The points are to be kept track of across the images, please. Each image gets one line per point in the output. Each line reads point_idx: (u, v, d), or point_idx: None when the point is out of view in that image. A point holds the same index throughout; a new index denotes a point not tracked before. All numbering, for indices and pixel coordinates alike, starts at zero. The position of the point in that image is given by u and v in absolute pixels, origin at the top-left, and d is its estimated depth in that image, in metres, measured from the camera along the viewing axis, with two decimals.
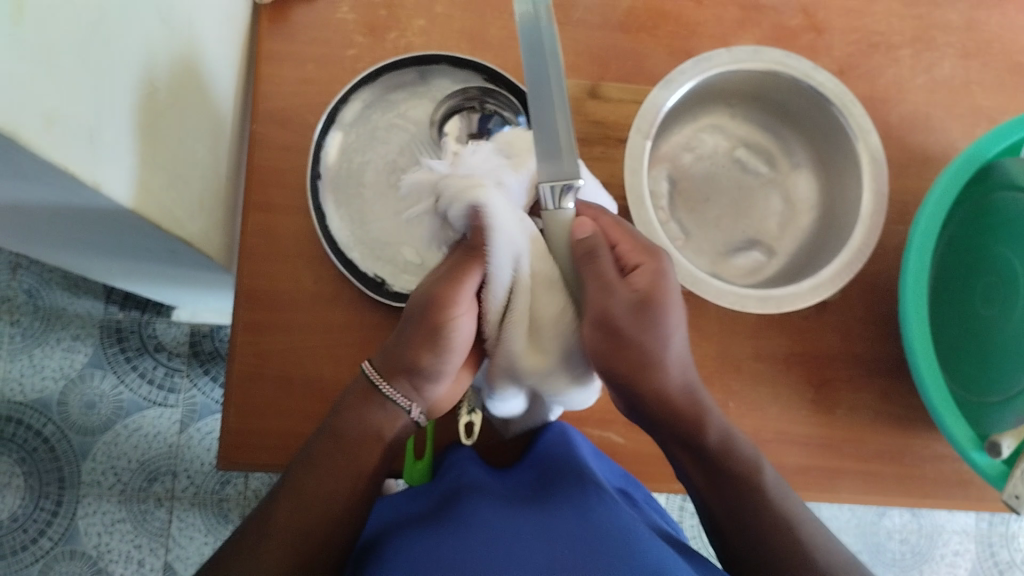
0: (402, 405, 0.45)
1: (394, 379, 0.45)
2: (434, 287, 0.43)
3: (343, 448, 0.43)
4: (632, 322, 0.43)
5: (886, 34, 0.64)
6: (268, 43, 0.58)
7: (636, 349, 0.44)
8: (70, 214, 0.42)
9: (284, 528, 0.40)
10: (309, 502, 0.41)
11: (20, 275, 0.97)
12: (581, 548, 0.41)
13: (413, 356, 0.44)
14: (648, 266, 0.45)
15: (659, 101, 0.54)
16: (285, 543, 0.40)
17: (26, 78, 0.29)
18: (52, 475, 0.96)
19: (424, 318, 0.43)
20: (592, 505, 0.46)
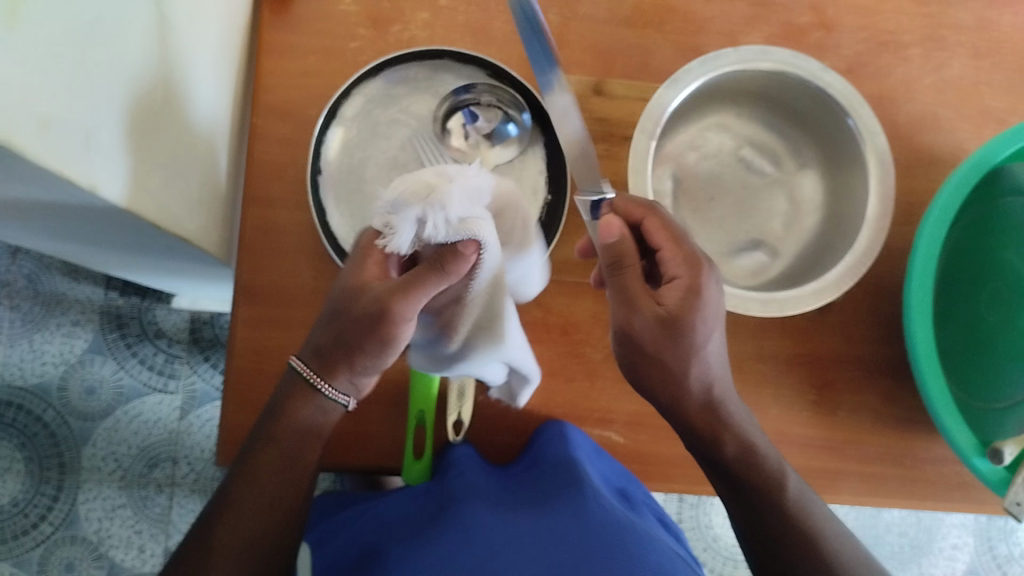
0: (341, 401, 0.44)
1: (333, 378, 0.43)
2: (382, 292, 0.40)
3: (279, 453, 0.43)
4: (655, 341, 0.44)
5: (896, 32, 0.63)
6: (270, 34, 0.57)
7: (658, 364, 0.45)
8: (68, 212, 0.41)
9: (227, 542, 0.41)
10: (247, 510, 0.42)
11: (20, 260, 0.97)
12: (578, 554, 0.42)
13: (355, 355, 0.42)
14: (683, 282, 0.44)
15: (664, 101, 0.54)
16: (232, 557, 0.41)
17: (21, 84, 0.28)
18: (52, 460, 0.97)
19: (370, 326, 0.40)
20: (589, 508, 0.47)
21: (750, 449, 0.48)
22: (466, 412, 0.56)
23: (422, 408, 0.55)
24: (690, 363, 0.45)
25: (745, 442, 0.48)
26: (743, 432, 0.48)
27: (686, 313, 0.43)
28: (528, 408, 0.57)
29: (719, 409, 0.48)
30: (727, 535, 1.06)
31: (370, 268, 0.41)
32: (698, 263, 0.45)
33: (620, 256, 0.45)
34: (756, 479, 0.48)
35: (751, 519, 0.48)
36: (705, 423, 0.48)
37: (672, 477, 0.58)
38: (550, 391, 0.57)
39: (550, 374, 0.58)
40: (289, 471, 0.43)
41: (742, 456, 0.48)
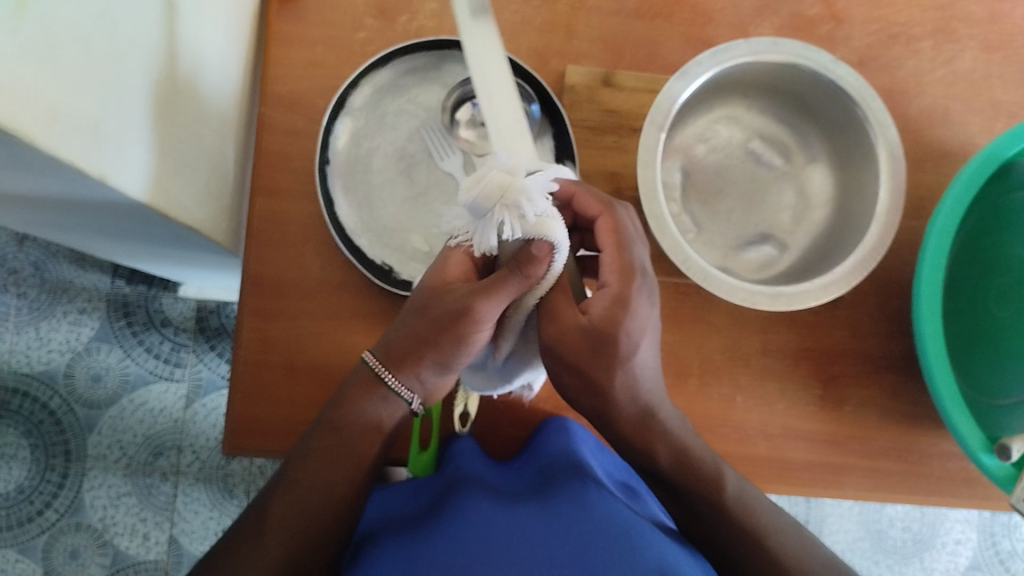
0: (403, 396, 0.44)
1: (400, 371, 0.43)
2: (462, 295, 0.40)
3: (340, 444, 0.43)
4: (586, 355, 0.43)
5: (907, 24, 0.62)
6: (277, 23, 0.57)
7: (581, 375, 0.44)
8: (76, 203, 0.41)
9: (280, 523, 0.42)
10: (303, 494, 0.42)
11: (26, 247, 0.97)
12: (579, 545, 0.42)
13: (428, 354, 0.42)
14: (611, 292, 0.43)
15: (674, 93, 0.53)
16: (283, 540, 0.41)
17: (31, 73, 0.28)
18: (58, 448, 0.97)
19: (447, 322, 0.41)
20: (592, 498, 0.46)
21: (685, 454, 0.48)
22: (473, 406, 0.56)
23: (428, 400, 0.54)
24: (614, 375, 0.44)
25: (679, 448, 0.48)
26: (677, 440, 0.48)
27: (614, 325, 0.43)
28: (534, 401, 0.57)
29: (653, 420, 0.47)
30: None
31: (456, 265, 0.42)
32: (629, 273, 0.44)
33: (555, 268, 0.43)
34: (697, 485, 0.48)
35: (697, 524, 0.49)
36: (637, 430, 0.47)
37: None
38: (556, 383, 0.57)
39: None
40: (344, 461, 0.43)
41: (678, 463, 0.48)
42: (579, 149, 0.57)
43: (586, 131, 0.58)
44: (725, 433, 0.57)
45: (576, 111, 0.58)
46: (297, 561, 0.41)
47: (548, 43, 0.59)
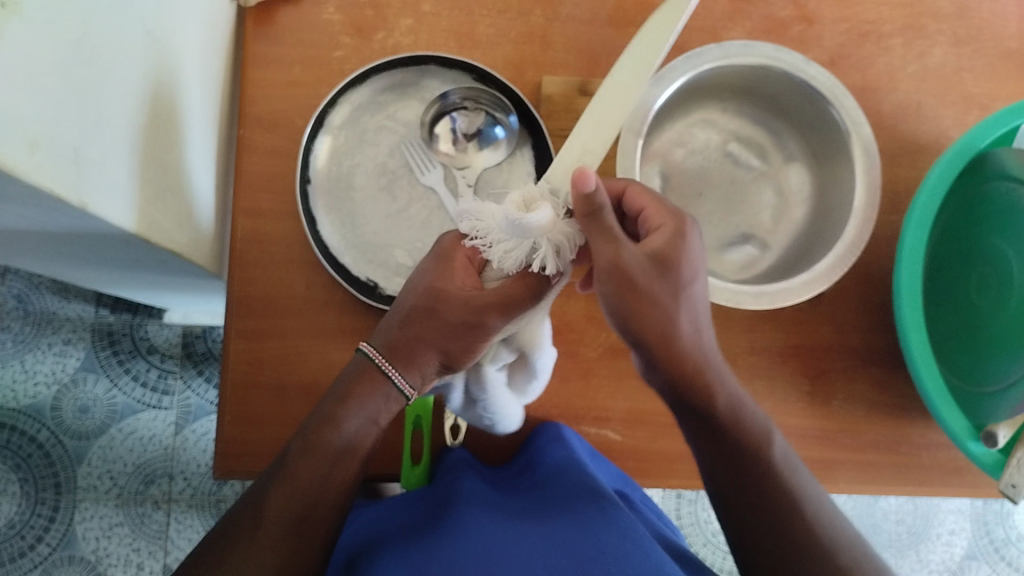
0: (406, 392, 0.46)
1: (406, 368, 0.45)
2: (478, 304, 0.43)
3: (335, 437, 0.43)
4: (648, 279, 0.41)
5: (876, 23, 0.63)
6: (254, 46, 0.57)
7: (644, 305, 0.42)
8: (58, 232, 0.41)
9: (278, 515, 0.41)
10: (302, 485, 0.42)
11: (9, 279, 0.96)
12: (576, 558, 0.41)
13: (431, 351, 0.45)
14: (667, 229, 0.43)
15: (651, 98, 0.54)
16: (280, 531, 0.40)
17: (8, 105, 0.28)
18: (48, 481, 0.96)
19: (451, 323, 0.44)
20: (589, 513, 0.46)
21: (740, 405, 0.45)
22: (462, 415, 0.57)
23: (419, 411, 0.55)
24: (677, 301, 0.42)
25: (735, 397, 0.45)
26: (732, 389, 0.45)
27: (674, 257, 0.42)
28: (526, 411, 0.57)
29: (710, 366, 0.44)
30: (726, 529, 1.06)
31: (461, 274, 0.44)
32: (677, 215, 0.44)
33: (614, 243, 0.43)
34: (745, 443, 0.44)
35: (730, 474, 0.44)
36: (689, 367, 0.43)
37: (671, 472, 0.58)
38: (547, 391, 0.58)
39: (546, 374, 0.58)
40: (338, 455, 0.43)
41: (733, 413, 0.45)
42: None
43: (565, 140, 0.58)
44: None
45: (554, 121, 0.58)
46: (291, 556, 0.40)
47: (524, 54, 0.60)
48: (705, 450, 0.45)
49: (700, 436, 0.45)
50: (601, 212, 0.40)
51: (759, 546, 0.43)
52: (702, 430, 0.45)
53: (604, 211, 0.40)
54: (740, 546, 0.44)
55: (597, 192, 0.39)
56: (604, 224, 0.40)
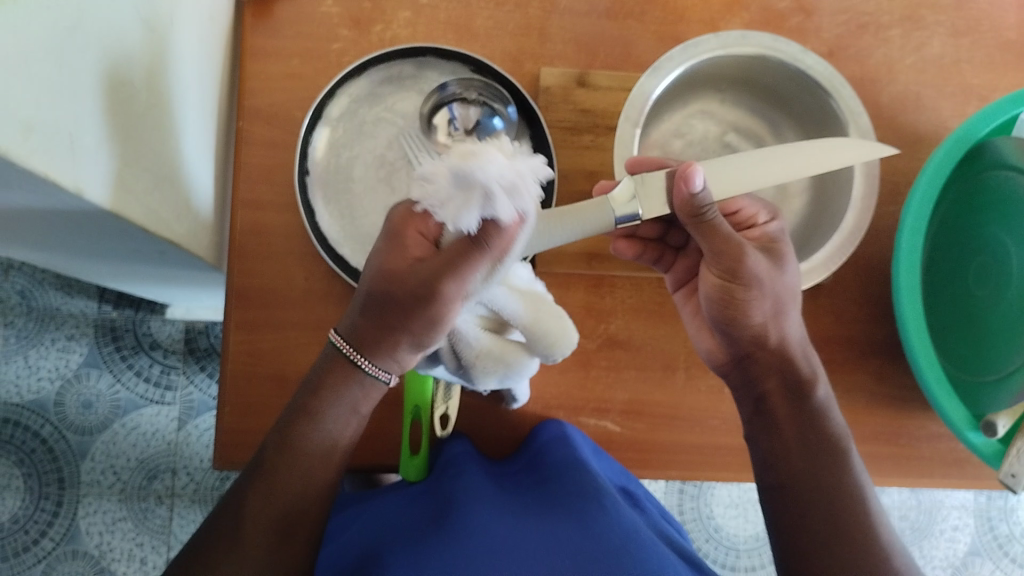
0: (381, 377, 0.43)
1: (376, 357, 0.42)
2: (426, 277, 0.39)
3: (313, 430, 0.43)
4: (769, 272, 0.47)
5: (875, 14, 0.63)
6: (252, 38, 0.58)
7: (759, 298, 0.47)
8: (57, 219, 0.42)
9: (260, 520, 0.42)
10: (280, 488, 0.42)
11: (12, 276, 0.96)
12: (580, 554, 0.43)
13: (394, 339, 0.41)
14: (772, 232, 0.50)
15: (648, 88, 0.53)
16: (263, 532, 0.41)
17: (3, 89, 0.29)
18: (52, 476, 0.96)
19: (413, 311, 0.40)
20: (593, 514, 0.47)
21: (826, 412, 0.49)
22: (452, 408, 0.56)
23: (416, 403, 0.54)
24: (793, 302, 0.49)
25: (828, 399, 0.50)
26: (827, 398, 0.50)
27: (775, 249, 0.49)
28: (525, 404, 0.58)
29: (808, 380, 0.49)
30: (728, 525, 1.06)
31: (410, 246, 0.40)
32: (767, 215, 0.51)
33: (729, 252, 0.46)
34: (819, 439, 0.48)
35: (803, 456, 0.48)
36: (773, 357, 0.49)
37: (670, 464, 0.58)
38: (546, 382, 0.58)
39: (544, 366, 0.58)
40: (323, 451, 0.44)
41: (821, 412, 0.49)
42: (558, 150, 0.58)
43: (564, 132, 0.58)
44: (715, 425, 0.59)
45: (553, 112, 0.58)
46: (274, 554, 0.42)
47: (522, 46, 0.60)
48: (783, 434, 0.49)
49: (783, 419, 0.49)
50: (709, 217, 0.43)
51: (805, 531, 0.46)
52: (787, 417, 0.49)
53: (710, 215, 0.43)
54: (789, 528, 0.47)
55: (701, 197, 0.42)
56: (709, 226, 0.44)
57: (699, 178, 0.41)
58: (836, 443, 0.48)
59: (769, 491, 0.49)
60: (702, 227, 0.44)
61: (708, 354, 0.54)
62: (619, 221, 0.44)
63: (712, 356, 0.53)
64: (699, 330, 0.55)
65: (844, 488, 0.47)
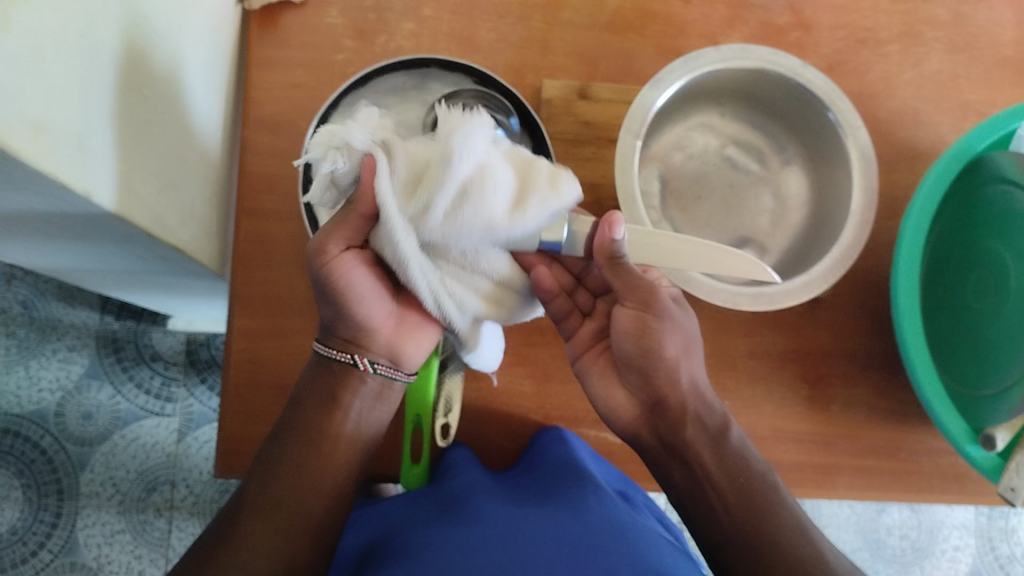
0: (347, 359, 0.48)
1: (331, 341, 0.48)
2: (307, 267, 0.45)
3: (305, 433, 0.47)
4: (677, 312, 0.49)
5: (874, 29, 0.64)
6: (257, 49, 0.58)
7: (666, 329, 0.47)
8: (63, 220, 0.42)
9: (260, 517, 0.44)
10: (278, 477, 0.46)
11: (14, 286, 0.96)
12: (580, 549, 0.44)
13: (335, 324, 0.48)
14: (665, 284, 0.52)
15: (648, 100, 0.54)
16: (261, 521, 0.44)
17: (15, 86, 0.29)
18: (50, 487, 0.96)
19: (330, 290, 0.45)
20: (590, 510, 0.48)
21: (745, 452, 0.47)
22: (453, 418, 0.56)
23: (418, 411, 0.55)
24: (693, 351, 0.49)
25: (742, 439, 0.48)
26: (742, 442, 0.48)
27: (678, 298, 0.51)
28: (525, 413, 0.58)
29: (722, 423, 0.48)
30: None
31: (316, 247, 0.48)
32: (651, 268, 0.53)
33: (643, 299, 0.47)
34: (752, 482, 0.46)
35: (738, 495, 0.45)
36: (688, 400, 0.48)
37: None
38: (546, 392, 0.58)
39: (544, 376, 0.58)
40: (313, 448, 0.47)
41: (740, 450, 0.47)
42: (560, 161, 0.59)
43: (565, 144, 0.59)
44: None
45: (554, 124, 0.59)
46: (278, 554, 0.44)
47: (524, 59, 0.60)
48: (711, 481, 0.46)
49: (708, 470, 0.46)
50: (624, 260, 0.46)
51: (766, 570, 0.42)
52: (714, 463, 0.46)
53: (625, 262, 0.46)
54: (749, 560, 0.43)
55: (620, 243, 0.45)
56: (623, 272, 0.46)
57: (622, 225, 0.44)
58: (762, 483, 0.46)
59: (715, 546, 0.45)
60: (616, 272, 0.46)
61: (614, 412, 0.51)
62: (544, 244, 0.45)
63: (618, 412, 0.50)
64: (607, 389, 0.51)
65: (779, 523, 0.44)
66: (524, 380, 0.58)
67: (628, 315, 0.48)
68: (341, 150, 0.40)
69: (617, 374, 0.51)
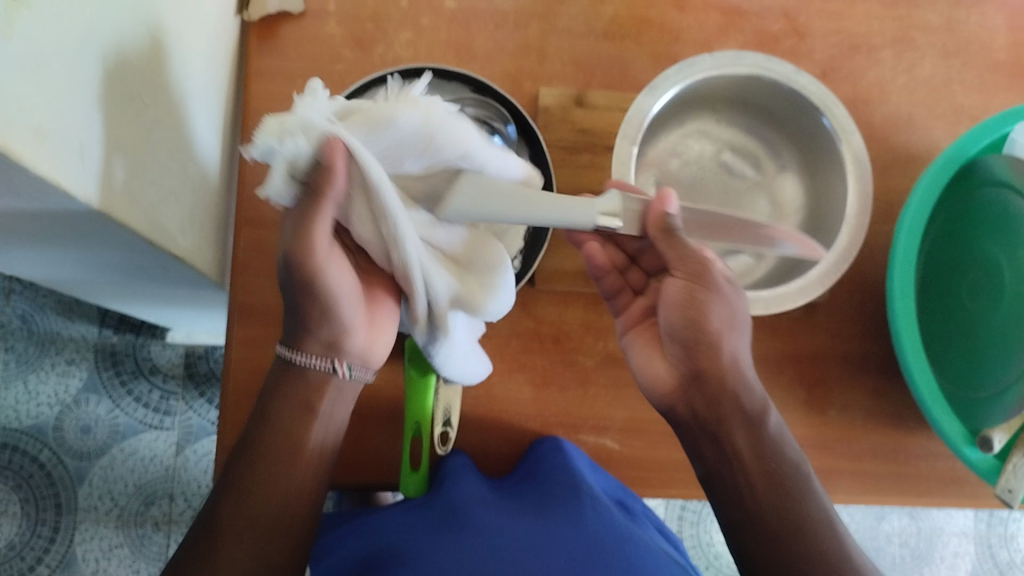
0: (324, 365, 0.44)
1: (305, 346, 0.43)
2: (286, 250, 0.39)
3: (269, 440, 0.42)
4: (727, 287, 0.48)
5: (867, 36, 0.64)
6: (256, 59, 0.59)
7: (716, 304, 0.47)
8: (63, 228, 0.42)
9: (235, 544, 0.40)
10: (257, 496, 0.41)
11: (13, 300, 0.96)
12: (574, 559, 0.45)
13: (314, 322, 0.42)
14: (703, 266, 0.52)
15: (645, 106, 0.54)
16: (241, 546, 0.40)
17: (17, 93, 0.29)
18: (48, 502, 0.96)
19: (302, 291, 0.41)
20: (586, 520, 0.49)
21: (782, 440, 0.47)
22: (453, 424, 0.56)
23: (418, 420, 0.54)
24: (739, 326, 0.48)
25: (779, 428, 0.47)
26: (780, 433, 0.47)
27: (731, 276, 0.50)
28: (524, 420, 0.58)
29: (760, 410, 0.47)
30: (726, 551, 1.06)
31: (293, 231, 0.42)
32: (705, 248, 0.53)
33: (695, 271, 0.47)
34: (784, 475, 0.45)
35: (770, 486, 0.44)
36: (728, 377, 0.47)
37: (668, 481, 0.58)
38: (545, 398, 0.58)
39: (544, 383, 0.58)
40: (282, 457, 0.42)
41: (778, 439, 0.46)
42: (557, 168, 0.59)
43: (562, 151, 0.59)
44: None
45: (551, 132, 0.60)
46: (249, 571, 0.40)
47: (521, 68, 0.61)
48: (748, 467, 0.45)
49: (743, 456, 0.45)
50: (675, 233, 0.47)
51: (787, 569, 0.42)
52: (749, 449, 0.46)
53: (677, 235, 0.47)
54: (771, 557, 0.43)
55: (673, 215, 0.47)
56: (676, 243, 0.47)
57: (673, 201, 0.47)
58: (795, 474, 0.45)
59: (738, 533, 0.45)
60: (669, 243, 0.47)
61: (653, 382, 0.51)
62: (597, 225, 0.45)
63: (658, 382, 0.50)
64: (648, 360, 0.52)
65: (810, 512, 0.44)
66: (524, 386, 0.58)
67: (675, 286, 0.48)
68: (301, 131, 0.34)
69: (660, 346, 0.51)
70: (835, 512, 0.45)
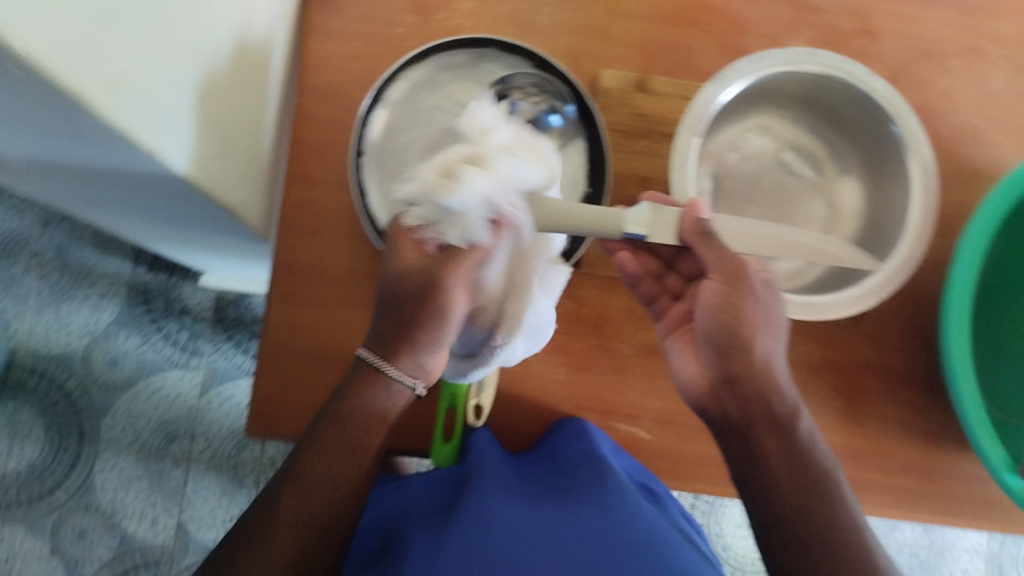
0: (407, 382, 0.45)
1: (399, 359, 0.45)
2: (430, 267, 0.43)
3: (345, 432, 0.44)
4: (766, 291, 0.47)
5: (940, 42, 0.62)
6: (316, 16, 0.58)
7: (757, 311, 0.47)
8: (120, 173, 0.42)
9: (291, 520, 0.42)
10: (315, 487, 0.43)
11: (51, 230, 0.98)
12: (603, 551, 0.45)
13: (417, 333, 0.44)
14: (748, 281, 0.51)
15: (710, 97, 0.53)
16: (293, 533, 0.42)
17: (93, 39, 0.29)
18: (72, 429, 0.97)
19: (423, 307, 0.43)
20: (614, 507, 0.49)
21: (812, 446, 0.46)
22: (486, 399, 0.56)
23: (451, 393, 0.54)
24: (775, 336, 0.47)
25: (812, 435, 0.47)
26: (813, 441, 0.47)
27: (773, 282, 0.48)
28: (556, 404, 0.57)
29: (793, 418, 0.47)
30: (734, 545, 1.06)
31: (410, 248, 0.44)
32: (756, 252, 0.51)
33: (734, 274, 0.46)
34: (813, 483, 0.45)
35: (799, 497, 0.44)
36: (760, 383, 0.46)
37: (695, 476, 0.58)
38: (580, 382, 0.58)
39: (580, 367, 0.58)
40: (349, 452, 0.44)
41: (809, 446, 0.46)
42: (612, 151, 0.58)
43: (618, 135, 0.58)
44: None
45: (609, 114, 0.59)
46: (302, 554, 0.42)
47: (582, 46, 0.60)
48: (775, 473, 0.45)
49: (771, 461, 0.45)
50: (714, 237, 0.46)
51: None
52: (776, 457, 0.46)
53: (714, 236, 0.46)
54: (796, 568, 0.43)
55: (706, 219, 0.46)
56: (715, 246, 0.46)
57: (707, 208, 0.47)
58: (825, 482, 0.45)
59: (766, 537, 0.45)
60: (708, 246, 0.46)
61: (687, 383, 0.51)
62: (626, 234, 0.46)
63: (694, 385, 0.50)
64: (684, 362, 0.52)
65: (833, 525, 0.44)
66: (560, 369, 0.57)
67: (713, 289, 0.47)
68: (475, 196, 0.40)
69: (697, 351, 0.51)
70: (863, 520, 0.45)
